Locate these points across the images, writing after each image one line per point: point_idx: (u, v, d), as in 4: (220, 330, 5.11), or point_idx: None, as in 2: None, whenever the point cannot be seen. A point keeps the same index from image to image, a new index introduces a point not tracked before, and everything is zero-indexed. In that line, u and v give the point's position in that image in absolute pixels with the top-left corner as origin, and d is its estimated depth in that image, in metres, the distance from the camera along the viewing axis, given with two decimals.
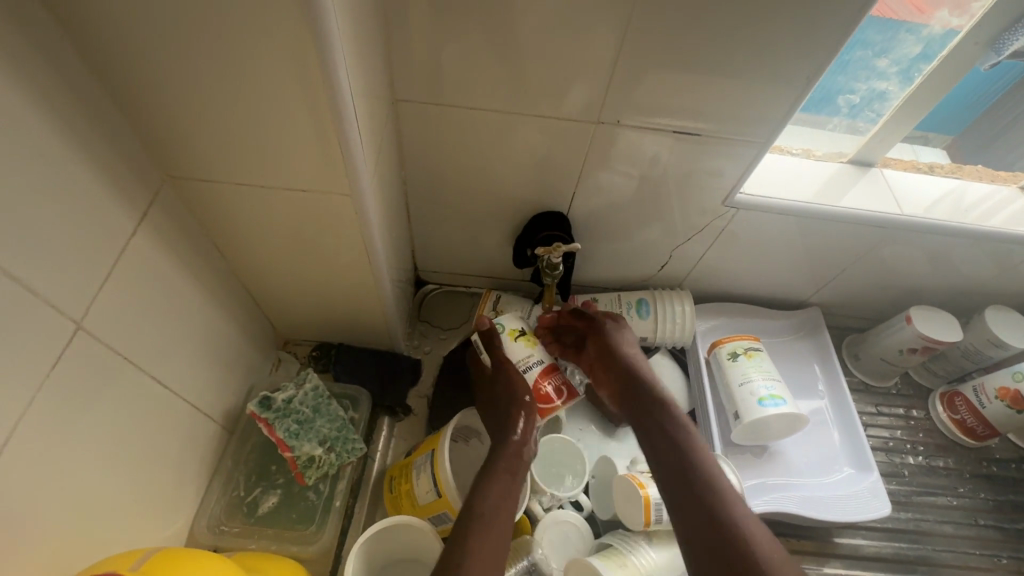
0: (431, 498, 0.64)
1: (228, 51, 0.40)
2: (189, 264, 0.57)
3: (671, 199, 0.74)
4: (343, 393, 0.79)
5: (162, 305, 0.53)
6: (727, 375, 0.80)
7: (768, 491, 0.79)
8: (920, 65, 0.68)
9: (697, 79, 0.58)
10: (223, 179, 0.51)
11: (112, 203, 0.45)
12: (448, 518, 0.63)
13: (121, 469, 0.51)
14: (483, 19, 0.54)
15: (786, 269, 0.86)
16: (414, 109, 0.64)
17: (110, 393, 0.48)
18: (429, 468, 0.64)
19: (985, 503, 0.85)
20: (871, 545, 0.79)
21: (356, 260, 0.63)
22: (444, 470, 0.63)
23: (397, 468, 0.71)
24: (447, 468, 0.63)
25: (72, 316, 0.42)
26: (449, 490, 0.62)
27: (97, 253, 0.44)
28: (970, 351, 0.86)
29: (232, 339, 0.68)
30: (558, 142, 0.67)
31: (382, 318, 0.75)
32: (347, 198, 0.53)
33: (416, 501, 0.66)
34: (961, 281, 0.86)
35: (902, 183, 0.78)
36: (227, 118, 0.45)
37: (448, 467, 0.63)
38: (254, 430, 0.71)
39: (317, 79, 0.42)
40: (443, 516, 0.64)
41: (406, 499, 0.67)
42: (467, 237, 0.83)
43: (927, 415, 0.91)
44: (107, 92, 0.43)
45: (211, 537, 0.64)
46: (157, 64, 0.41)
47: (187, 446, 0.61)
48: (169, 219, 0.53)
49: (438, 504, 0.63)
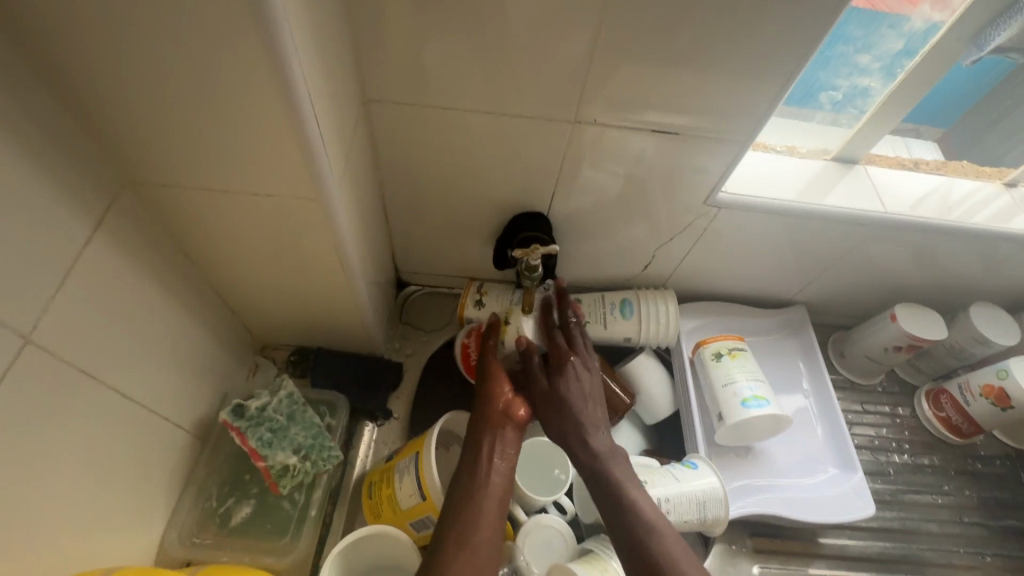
0: (414, 501, 0.63)
1: (179, 54, 0.38)
2: (154, 271, 0.55)
3: (654, 197, 0.73)
4: (320, 399, 0.77)
5: (125, 316, 0.52)
6: (711, 376, 0.79)
7: (753, 492, 0.78)
8: (902, 61, 0.67)
9: (675, 76, 0.57)
10: (185, 184, 0.50)
11: (64, 213, 0.43)
12: (429, 523, 0.63)
13: (86, 483, 0.49)
14: (455, 16, 0.52)
15: (772, 268, 0.85)
16: (387, 109, 0.62)
17: (69, 406, 0.46)
18: (413, 471, 0.63)
19: (970, 500, 0.85)
20: (856, 545, 0.79)
21: (330, 264, 0.61)
22: (429, 472, 0.62)
23: (378, 472, 0.70)
24: (434, 470, 0.62)
25: (20, 329, 0.41)
26: (434, 495, 0.62)
27: (50, 264, 0.43)
28: (955, 348, 0.86)
29: (204, 346, 0.66)
30: (535, 141, 0.65)
31: (360, 322, 0.74)
32: (314, 202, 0.52)
33: (398, 506, 0.64)
34: (947, 278, 0.85)
35: (886, 180, 0.77)
36: (183, 122, 0.44)
37: (435, 468, 0.62)
38: (229, 438, 0.69)
39: (274, 82, 0.40)
40: (426, 519, 0.63)
41: (385, 503, 0.66)
42: (447, 238, 0.82)
43: (912, 412, 0.91)
44: (58, 96, 0.42)
45: (182, 550, 0.62)
46: (105, 68, 0.39)
47: (157, 456, 0.59)
48: (130, 226, 0.51)
49: (422, 509, 0.63)
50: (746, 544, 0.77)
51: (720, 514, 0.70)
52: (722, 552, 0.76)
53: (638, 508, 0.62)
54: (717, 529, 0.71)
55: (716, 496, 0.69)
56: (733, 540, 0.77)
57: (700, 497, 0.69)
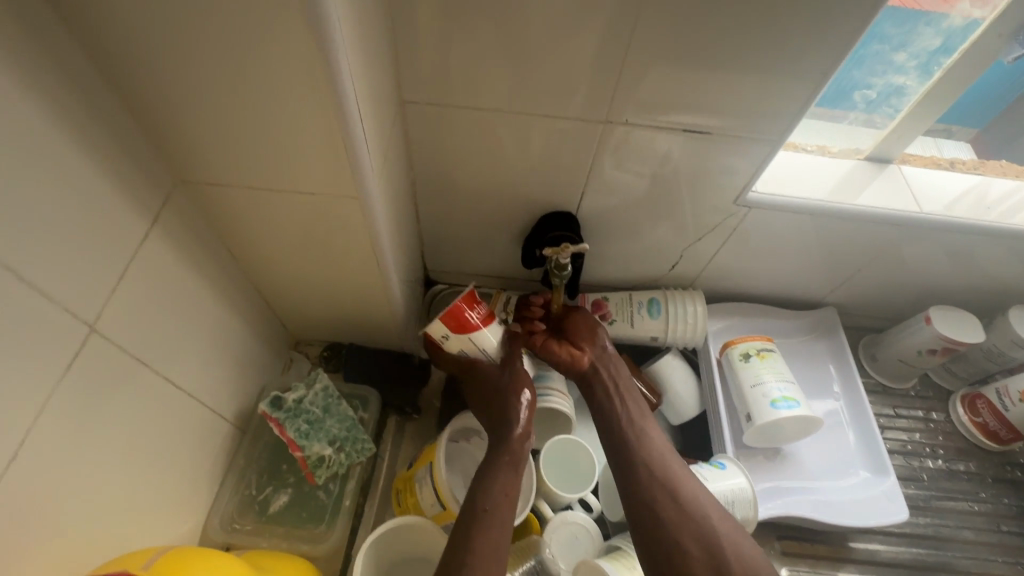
0: (436, 511, 0.65)
1: (233, 58, 0.40)
2: (200, 266, 0.57)
3: (683, 197, 0.73)
4: (354, 394, 0.80)
5: (174, 308, 0.54)
6: (739, 377, 0.79)
7: (780, 494, 0.78)
8: (939, 58, 0.67)
9: (707, 75, 0.57)
10: (230, 182, 0.52)
11: (123, 210, 0.46)
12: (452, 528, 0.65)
13: (137, 468, 0.52)
14: (490, 19, 0.54)
15: (803, 269, 0.84)
16: (422, 110, 0.64)
17: (125, 393, 0.49)
18: (429, 481, 0.65)
19: (1008, 509, 0.83)
20: (888, 551, 0.78)
21: (365, 262, 0.63)
22: (443, 482, 0.63)
23: (400, 479, 0.71)
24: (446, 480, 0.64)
25: (84, 318, 0.43)
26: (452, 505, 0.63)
27: (110, 258, 0.45)
28: (992, 353, 0.84)
29: (244, 339, 0.69)
30: (567, 141, 0.66)
31: (392, 318, 0.76)
32: (354, 201, 0.53)
33: (423, 514, 0.66)
34: (984, 281, 0.83)
35: (921, 180, 0.76)
36: (232, 122, 0.46)
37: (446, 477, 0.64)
38: (266, 429, 0.72)
39: (322, 85, 0.42)
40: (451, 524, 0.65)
41: (412, 510, 0.68)
42: (477, 237, 0.83)
43: (947, 418, 0.89)
44: (120, 99, 0.44)
45: (223, 535, 0.65)
46: (164, 71, 0.41)
47: (200, 444, 0.62)
48: (181, 223, 0.53)
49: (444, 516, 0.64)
50: (774, 546, 0.77)
51: (749, 515, 0.69)
52: None
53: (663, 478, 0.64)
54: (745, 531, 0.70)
55: (745, 497, 0.69)
56: (761, 542, 0.77)
57: (729, 498, 0.69)
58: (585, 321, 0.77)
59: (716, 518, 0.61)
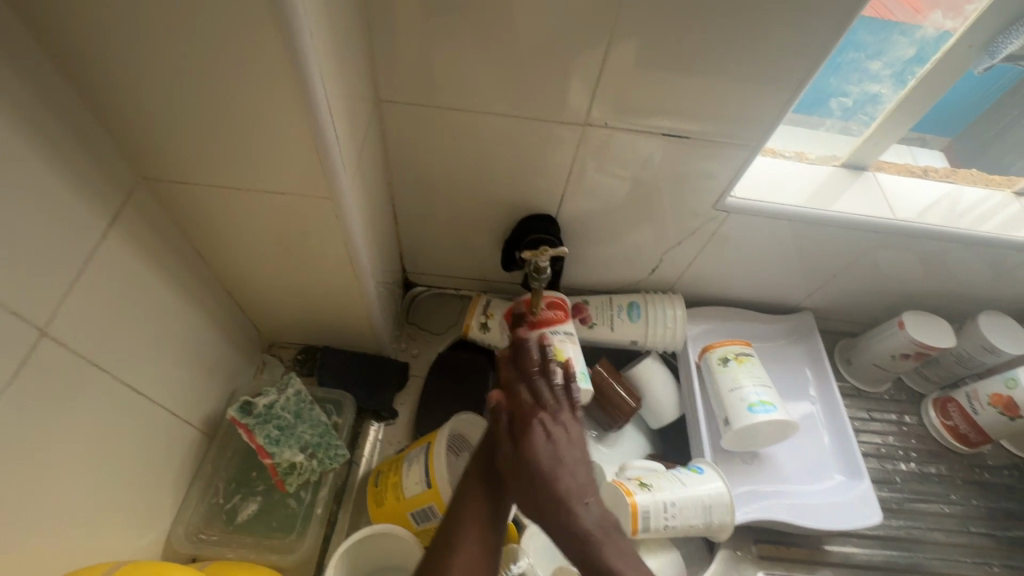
0: (419, 490, 0.63)
1: (198, 52, 0.39)
2: (166, 267, 0.55)
3: (663, 201, 0.73)
4: (327, 398, 0.78)
5: (137, 311, 0.52)
6: (717, 381, 0.79)
7: (758, 498, 0.78)
8: (913, 68, 0.67)
9: (687, 79, 0.57)
10: (197, 181, 0.50)
11: (81, 208, 0.44)
12: (430, 514, 0.63)
13: (95, 477, 0.50)
14: (468, 18, 0.53)
15: (780, 273, 0.85)
16: (398, 110, 0.63)
17: (83, 399, 0.47)
18: (422, 460, 0.65)
19: (978, 510, 0.84)
20: (862, 553, 0.79)
21: (340, 264, 0.62)
22: (439, 460, 0.63)
23: (386, 463, 0.71)
24: (442, 459, 0.64)
25: (37, 322, 0.41)
26: (440, 484, 0.62)
27: (67, 259, 0.43)
28: (963, 357, 0.86)
29: (213, 343, 0.67)
30: (546, 143, 0.65)
31: (368, 322, 0.74)
32: (326, 201, 0.52)
33: (402, 494, 0.65)
34: (954, 287, 0.85)
35: (896, 187, 0.77)
36: (198, 118, 0.44)
37: (445, 456, 0.64)
38: (236, 435, 0.70)
39: (291, 81, 0.40)
40: (429, 510, 0.63)
41: (389, 492, 0.66)
42: (456, 239, 0.82)
43: (919, 421, 0.91)
44: (79, 93, 0.42)
45: (189, 546, 0.62)
46: (124, 64, 0.40)
47: (165, 452, 0.60)
48: (145, 223, 0.51)
49: (424, 498, 0.63)
50: (750, 549, 0.77)
51: (726, 520, 0.69)
52: (727, 558, 0.76)
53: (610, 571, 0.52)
54: (722, 535, 0.70)
55: (722, 501, 0.69)
56: (738, 546, 0.77)
57: (706, 502, 0.69)
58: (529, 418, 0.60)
59: None
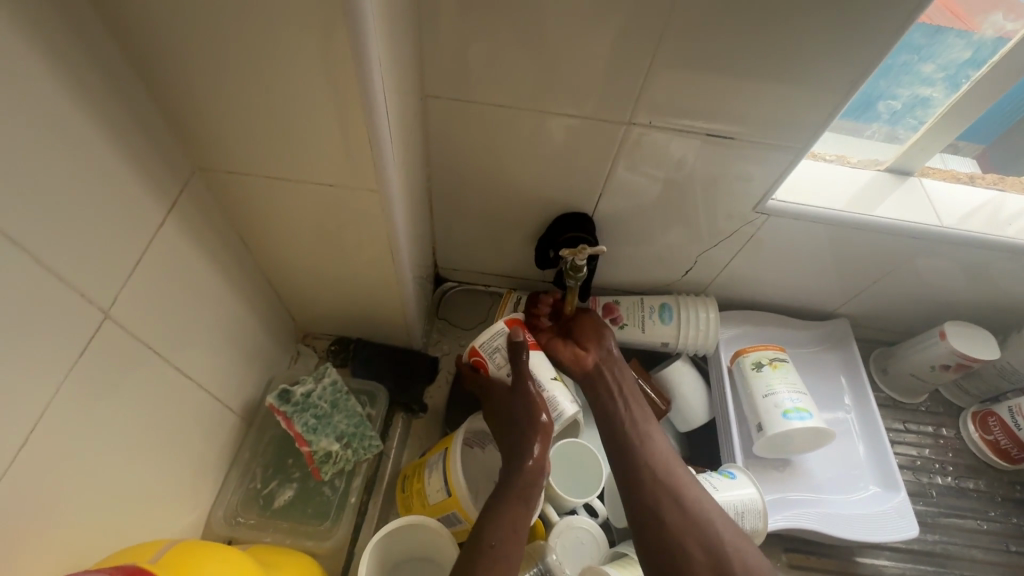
0: (440, 497, 0.63)
1: (262, 47, 0.39)
2: (214, 255, 0.57)
3: (700, 203, 0.72)
4: (362, 389, 0.78)
5: (188, 297, 0.53)
6: (751, 386, 0.77)
7: (788, 506, 0.77)
8: (967, 71, 0.66)
9: (735, 81, 0.56)
10: (249, 172, 0.51)
11: (143, 197, 0.45)
12: (456, 520, 0.63)
13: (143, 458, 0.51)
14: (516, 16, 0.53)
15: (817, 279, 0.84)
16: (441, 106, 0.63)
17: (137, 380, 0.48)
18: (440, 467, 0.64)
19: (1017, 529, 0.82)
20: (894, 566, 0.77)
21: (380, 257, 0.62)
22: (455, 466, 0.63)
23: (410, 468, 0.71)
24: (458, 466, 0.63)
25: (100, 304, 0.42)
26: (459, 490, 0.62)
27: (128, 245, 0.44)
28: (1006, 370, 0.83)
29: (253, 332, 0.68)
30: (586, 142, 0.65)
31: (402, 315, 0.75)
32: (373, 194, 0.52)
33: (427, 501, 0.65)
34: (1000, 298, 0.83)
35: (942, 194, 0.75)
36: (255, 111, 0.45)
37: (459, 463, 0.63)
38: (272, 423, 0.71)
39: (350, 76, 0.41)
40: (453, 517, 0.63)
41: (416, 498, 0.67)
42: (489, 236, 0.83)
43: (957, 434, 0.88)
44: (144, 83, 0.43)
45: (227, 528, 0.64)
46: (189, 56, 0.41)
47: (208, 436, 0.61)
48: (198, 212, 0.53)
49: (447, 505, 0.63)
50: (780, 558, 0.76)
51: (758, 525, 0.69)
52: None
53: (684, 496, 0.62)
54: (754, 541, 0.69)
55: (754, 508, 0.68)
56: (768, 553, 0.76)
57: (739, 508, 0.68)
58: (593, 323, 0.77)
59: (707, 526, 0.60)
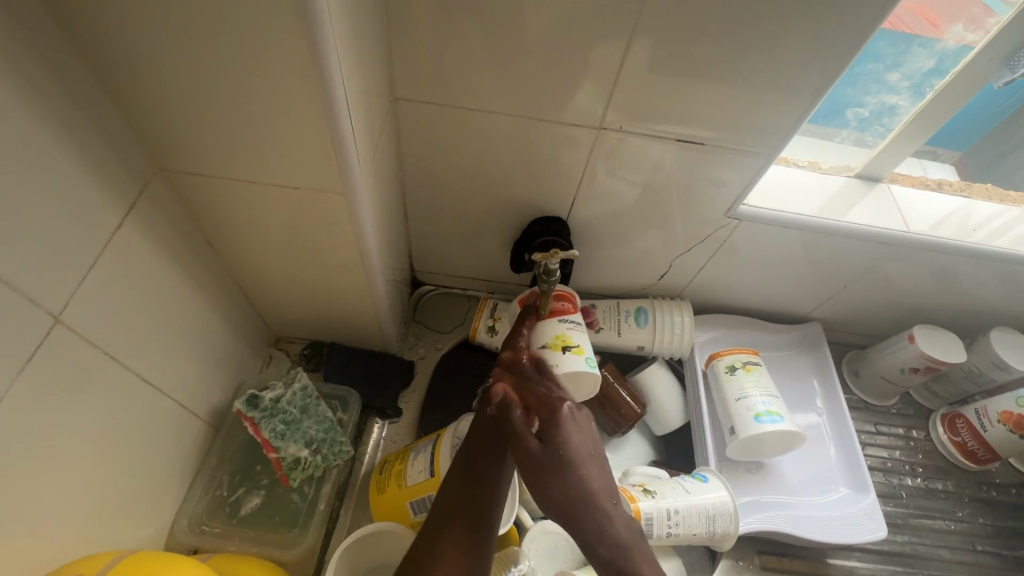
0: (421, 478, 0.64)
1: (220, 47, 0.39)
2: (178, 258, 0.56)
3: (674, 207, 0.72)
4: (333, 393, 0.77)
5: (149, 301, 0.52)
6: (724, 389, 0.78)
7: (761, 509, 0.77)
8: (931, 80, 0.67)
9: (703, 86, 0.57)
10: (213, 174, 0.51)
11: (98, 199, 0.44)
12: (429, 504, 0.63)
13: (101, 466, 0.50)
14: (485, 19, 0.53)
15: (790, 284, 0.84)
16: (412, 108, 0.63)
17: (92, 386, 0.47)
18: (429, 450, 0.65)
19: (984, 528, 0.83)
20: (865, 567, 0.78)
21: (351, 260, 0.62)
22: (446, 451, 0.64)
23: (394, 454, 0.71)
24: (449, 451, 0.64)
25: (51, 308, 0.41)
26: (443, 473, 0.62)
27: (82, 248, 0.43)
28: (972, 373, 0.85)
29: (221, 335, 0.67)
30: (558, 146, 0.65)
31: (376, 319, 0.74)
32: (340, 198, 0.52)
33: (404, 483, 0.65)
34: (966, 302, 0.84)
35: (910, 201, 0.77)
36: (217, 111, 0.44)
37: (451, 450, 0.64)
38: (240, 428, 0.70)
39: (311, 76, 0.40)
40: (427, 500, 0.63)
41: (392, 480, 0.66)
42: (465, 240, 0.82)
43: (926, 436, 0.90)
44: (101, 83, 0.43)
45: (191, 537, 0.62)
46: (146, 55, 0.40)
47: (171, 442, 0.60)
48: (160, 214, 0.52)
49: (425, 487, 0.63)
50: (753, 560, 0.76)
51: (729, 528, 0.69)
52: (728, 567, 0.76)
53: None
54: (725, 544, 0.70)
55: (726, 511, 0.69)
56: (740, 556, 0.77)
57: (711, 511, 0.68)
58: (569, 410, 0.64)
59: None
